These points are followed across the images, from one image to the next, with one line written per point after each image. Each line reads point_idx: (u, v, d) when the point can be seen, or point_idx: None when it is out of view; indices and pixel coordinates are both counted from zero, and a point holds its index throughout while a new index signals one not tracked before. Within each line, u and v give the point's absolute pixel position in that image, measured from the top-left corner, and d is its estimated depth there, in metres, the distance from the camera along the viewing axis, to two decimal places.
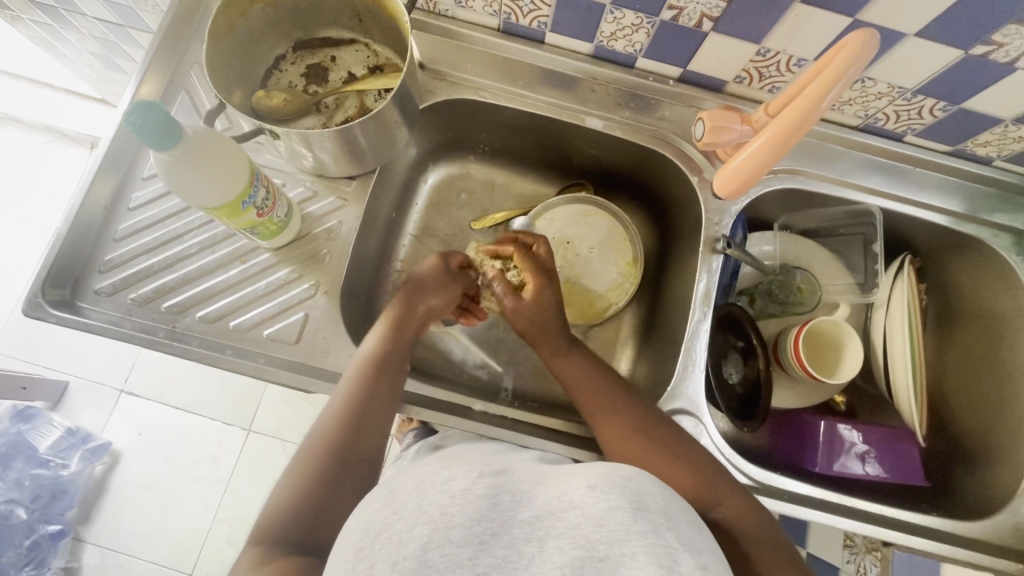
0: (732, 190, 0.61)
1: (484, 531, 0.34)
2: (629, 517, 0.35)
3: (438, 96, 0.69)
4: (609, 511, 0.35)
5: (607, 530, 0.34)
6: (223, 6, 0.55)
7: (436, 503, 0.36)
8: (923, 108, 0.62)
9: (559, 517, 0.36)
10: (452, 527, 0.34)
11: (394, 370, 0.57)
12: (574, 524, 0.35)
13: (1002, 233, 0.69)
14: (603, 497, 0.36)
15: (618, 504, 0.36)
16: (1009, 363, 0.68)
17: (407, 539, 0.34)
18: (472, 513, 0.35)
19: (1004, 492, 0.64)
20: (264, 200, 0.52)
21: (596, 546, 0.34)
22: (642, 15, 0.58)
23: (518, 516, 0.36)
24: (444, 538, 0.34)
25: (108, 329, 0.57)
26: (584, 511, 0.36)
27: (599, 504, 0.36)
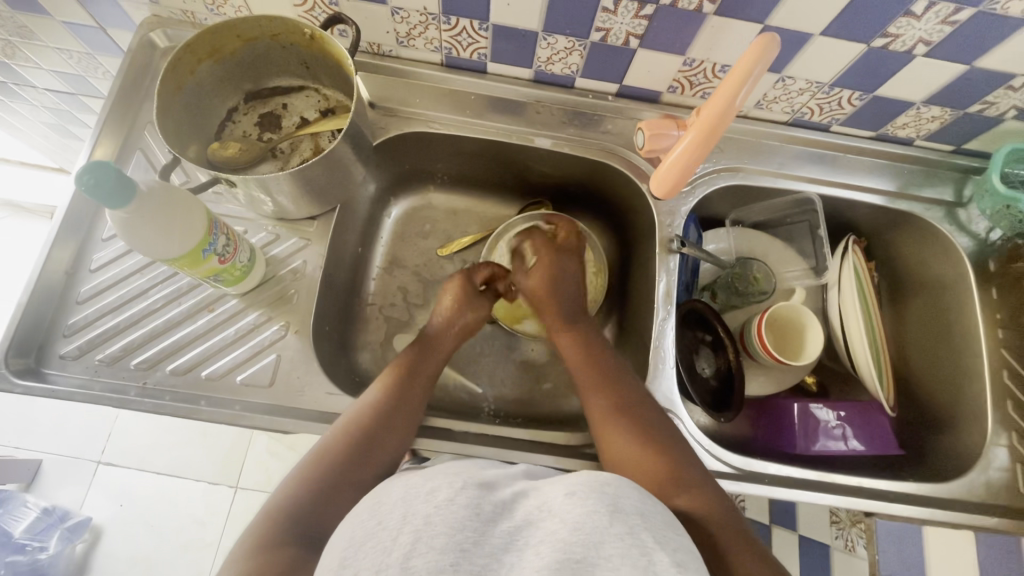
0: (667, 191, 0.66)
1: (467, 539, 0.34)
2: (606, 520, 0.36)
3: (390, 131, 0.72)
4: (587, 515, 0.36)
5: (584, 534, 0.35)
6: (172, 67, 0.57)
7: (422, 511, 0.36)
8: (842, 99, 0.67)
9: (538, 526, 0.37)
10: (436, 535, 0.35)
11: (402, 410, 0.58)
12: (553, 531, 0.36)
13: (934, 207, 0.74)
14: (581, 503, 0.37)
15: (595, 509, 0.37)
16: (961, 327, 0.71)
17: (392, 546, 0.35)
18: (456, 520, 0.35)
19: (972, 451, 0.66)
20: (226, 247, 0.53)
21: (573, 549, 0.34)
22: (573, 40, 0.62)
23: (499, 527, 0.36)
24: (428, 546, 0.34)
25: (78, 393, 0.56)
26: (563, 517, 0.36)
27: (579, 510, 0.37)
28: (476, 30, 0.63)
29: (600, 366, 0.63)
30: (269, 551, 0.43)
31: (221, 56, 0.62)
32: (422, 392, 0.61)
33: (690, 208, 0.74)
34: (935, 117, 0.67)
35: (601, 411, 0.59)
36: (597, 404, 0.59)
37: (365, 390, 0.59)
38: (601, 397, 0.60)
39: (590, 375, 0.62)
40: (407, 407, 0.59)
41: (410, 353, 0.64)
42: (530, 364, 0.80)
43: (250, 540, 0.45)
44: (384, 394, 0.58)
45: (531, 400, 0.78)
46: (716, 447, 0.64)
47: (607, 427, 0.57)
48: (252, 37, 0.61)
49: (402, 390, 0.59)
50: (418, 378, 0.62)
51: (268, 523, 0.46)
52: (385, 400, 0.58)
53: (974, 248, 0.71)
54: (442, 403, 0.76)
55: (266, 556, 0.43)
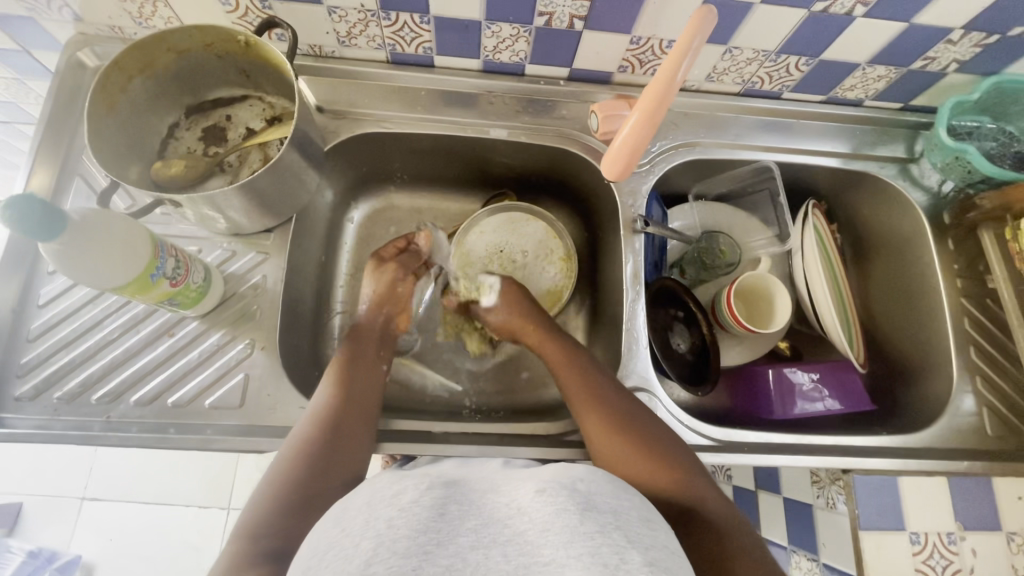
0: (619, 171, 0.62)
1: (430, 541, 0.34)
2: (575, 519, 0.36)
3: (341, 135, 0.70)
4: (555, 515, 0.36)
5: (553, 533, 0.35)
6: (100, 86, 0.55)
7: (383, 516, 0.36)
8: (789, 66, 0.67)
9: (506, 524, 0.37)
10: (398, 539, 0.34)
11: (359, 407, 0.58)
12: (520, 531, 0.36)
13: (888, 164, 0.75)
14: (549, 502, 0.37)
15: (564, 507, 0.37)
16: (923, 280, 0.73)
17: (353, 555, 0.34)
18: (419, 523, 0.35)
19: (941, 399, 0.68)
20: (176, 269, 0.51)
21: (540, 552, 0.34)
22: (517, 27, 0.61)
23: (464, 524, 0.36)
24: (389, 551, 0.33)
25: (36, 434, 0.54)
26: (530, 517, 0.37)
27: (547, 509, 0.37)
28: (418, 24, 0.62)
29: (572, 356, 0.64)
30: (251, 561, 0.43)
31: (154, 70, 0.59)
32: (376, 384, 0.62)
33: (651, 187, 0.74)
34: (882, 76, 0.68)
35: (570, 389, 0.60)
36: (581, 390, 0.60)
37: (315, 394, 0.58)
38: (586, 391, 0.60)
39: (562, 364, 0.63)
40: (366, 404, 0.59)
41: (351, 347, 0.65)
42: (507, 356, 0.80)
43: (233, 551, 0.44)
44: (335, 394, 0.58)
45: (511, 392, 0.78)
46: (695, 421, 0.64)
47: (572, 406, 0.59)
48: (185, 49, 0.59)
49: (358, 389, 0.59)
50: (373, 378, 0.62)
51: (247, 533, 0.46)
52: (339, 398, 0.57)
53: (929, 202, 0.73)
54: (423, 405, 0.75)
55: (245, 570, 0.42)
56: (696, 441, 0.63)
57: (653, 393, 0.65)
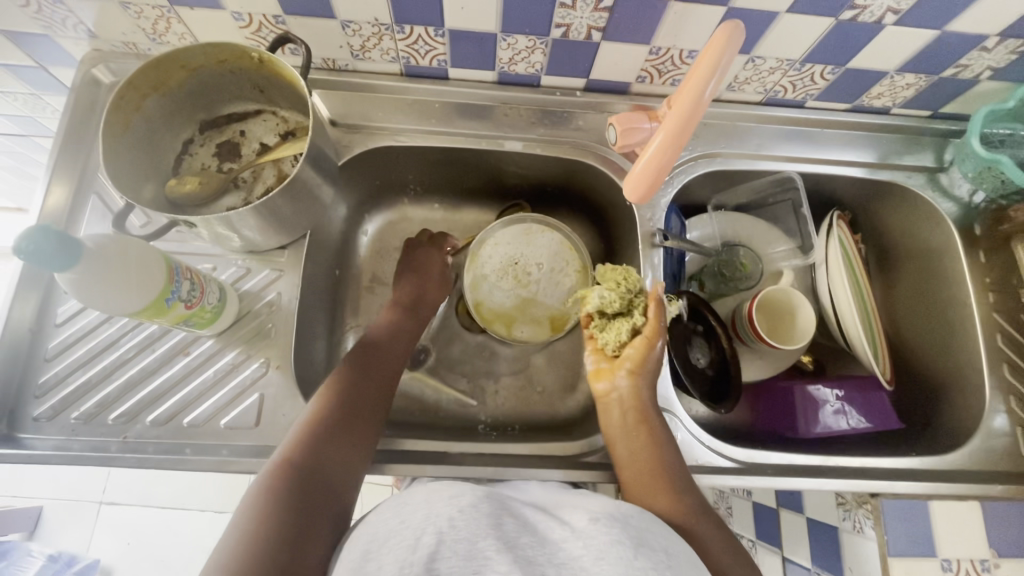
0: (642, 194, 0.59)
1: (490, 549, 0.35)
2: (630, 553, 0.35)
3: (355, 149, 0.69)
4: (610, 544, 0.35)
5: (607, 562, 0.34)
6: (114, 106, 0.55)
7: (439, 525, 0.36)
8: (814, 74, 0.65)
9: (561, 546, 0.36)
10: (460, 539, 0.35)
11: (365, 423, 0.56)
12: (575, 556, 0.35)
13: (915, 174, 0.73)
14: (606, 530, 0.37)
15: (619, 539, 0.36)
16: (953, 294, 0.71)
17: (413, 555, 0.35)
18: (476, 533, 0.36)
19: (973, 418, 0.66)
20: (191, 291, 0.50)
21: None
22: (533, 38, 0.60)
23: (523, 540, 0.36)
24: (451, 551, 0.34)
25: (53, 455, 0.54)
26: (586, 542, 0.36)
27: (602, 536, 0.36)
28: (432, 37, 0.61)
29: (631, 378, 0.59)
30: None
31: (168, 88, 0.59)
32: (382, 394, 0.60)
33: (670, 199, 0.72)
34: (911, 83, 0.66)
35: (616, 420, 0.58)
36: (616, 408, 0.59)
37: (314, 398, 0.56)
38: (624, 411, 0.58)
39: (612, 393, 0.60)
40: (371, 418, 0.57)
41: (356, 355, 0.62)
42: (522, 370, 0.79)
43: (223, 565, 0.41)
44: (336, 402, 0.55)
45: (525, 407, 0.77)
46: (717, 442, 0.63)
47: (621, 438, 0.57)
48: (198, 66, 0.58)
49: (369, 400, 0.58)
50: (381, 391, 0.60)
51: (242, 537, 0.43)
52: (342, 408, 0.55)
53: (959, 213, 0.71)
54: (438, 420, 0.74)
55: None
56: (718, 462, 0.62)
57: (672, 411, 0.64)
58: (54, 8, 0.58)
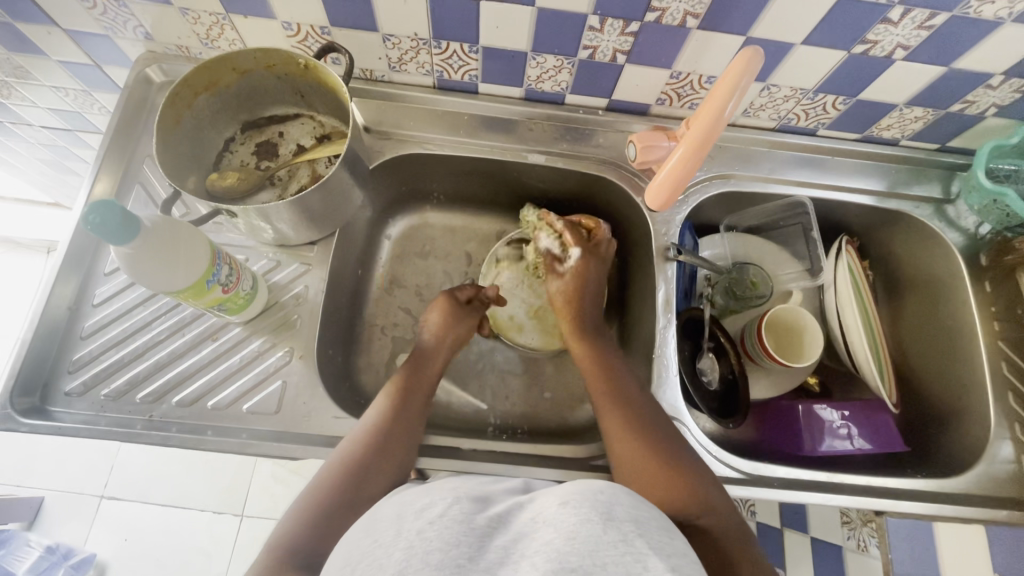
0: (664, 201, 0.66)
1: (463, 555, 0.34)
2: (600, 528, 0.35)
3: (386, 154, 0.73)
4: (581, 524, 0.35)
5: (578, 542, 0.34)
6: (169, 102, 0.58)
7: (414, 527, 0.37)
8: (826, 104, 0.68)
9: (533, 537, 0.36)
10: (431, 551, 0.34)
11: (398, 440, 0.56)
12: (546, 541, 0.35)
13: (923, 204, 0.75)
14: (575, 512, 0.37)
15: (589, 517, 0.36)
16: (958, 321, 0.72)
17: (386, 563, 0.34)
18: (450, 537, 0.35)
19: (977, 443, 0.67)
20: (229, 276, 0.54)
21: (568, 558, 0.33)
22: (561, 58, 0.64)
23: (494, 540, 0.36)
24: (423, 561, 0.33)
25: (84, 429, 0.56)
26: (556, 526, 0.36)
27: (570, 518, 0.36)
28: (467, 53, 0.65)
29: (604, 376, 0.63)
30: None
31: (218, 88, 0.63)
32: (419, 414, 0.60)
33: (685, 216, 0.75)
34: (919, 117, 0.69)
35: (614, 431, 0.57)
36: (604, 401, 0.60)
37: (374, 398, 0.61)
38: (613, 403, 0.60)
39: (603, 392, 0.61)
40: (400, 436, 0.57)
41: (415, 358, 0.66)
42: (532, 377, 0.80)
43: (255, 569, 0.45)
44: (387, 416, 0.58)
45: (534, 413, 0.78)
46: (723, 453, 0.64)
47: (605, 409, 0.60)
48: (247, 69, 0.62)
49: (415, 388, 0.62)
50: (422, 376, 0.64)
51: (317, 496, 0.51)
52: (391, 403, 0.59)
53: (965, 243, 0.73)
54: (447, 421, 0.76)
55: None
56: (724, 473, 0.63)
57: (679, 420, 0.65)
58: (117, 11, 0.62)
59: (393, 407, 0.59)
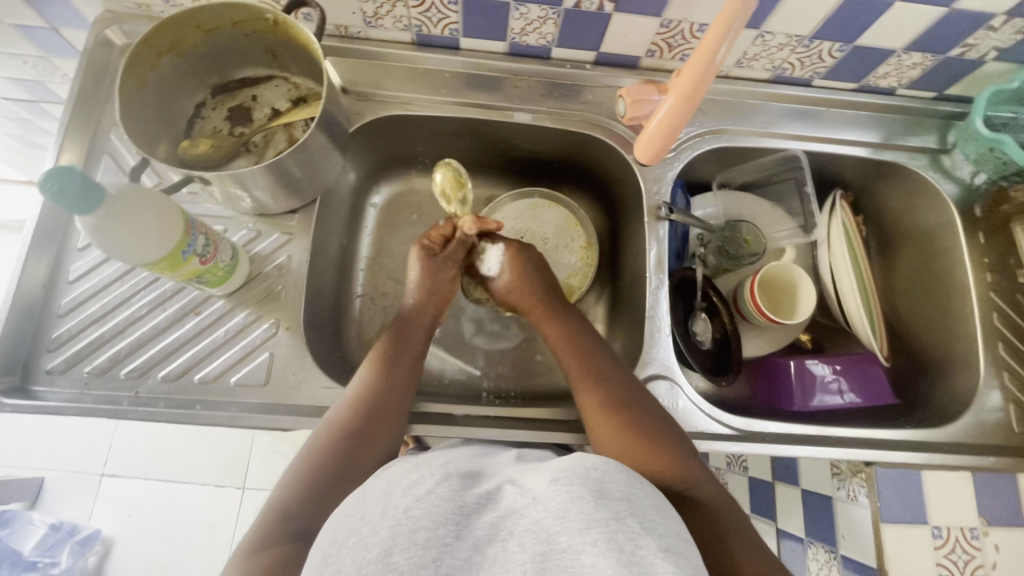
0: (658, 145, 0.63)
1: (449, 534, 0.34)
2: (590, 506, 0.35)
3: (366, 117, 0.70)
4: (570, 502, 0.35)
5: (568, 521, 0.34)
6: (131, 63, 0.55)
7: (401, 505, 0.36)
8: (822, 52, 0.66)
9: (522, 514, 0.36)
10: (418, 530, 0.34)
11: (387, 407, 0.56)
12: (536, 519, 0.35)
13: (919, 155, 0.73)
14: (564, 490, 0.36)
15: (579, 494, 0.36)
16: (951, 273, 0.72)
17: (372, 542, 0.33)
18: (439, 514, 0.35)
19: (966, 394, 0.68)
20: (206, 246, 0.53)
21: (556, 539, 0.33)
22: (545, 8, 0.60)
23: (481, 517, 0.36)
24: (408, 542, 0.33)
25: (67, 407, 0.55)
26: (546, 505, 0.35)
27: (560, 496, 0.36)
28: (445, 5, 0.61)
29: (597, 363, 0.60)
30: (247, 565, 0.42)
31: (183, 48, 0.59)
32: (407, 380, 0.59)
33: (677, 174, 0.73)
34: (917, 63, 0.66)
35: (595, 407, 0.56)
36: (585, 377, 0.59)
37: (361, 365, 0.59)
38: (591, 382, 0.58)
39: (581, 366, 0.60)
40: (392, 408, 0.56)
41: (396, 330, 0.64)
42: (525, 341, 0.80)
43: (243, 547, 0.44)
44: (376, 383, 0.57)
45: (528, 377, 0.78)
46: (716, 410, 0.64)
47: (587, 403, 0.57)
48: (213, 27, 0.59)
49: (406, 358, 0.61)
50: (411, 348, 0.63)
51: (315, 462, 0.50)
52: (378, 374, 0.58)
53: (961, 193, 0.72)
54: (441, 388, 0.75)
55: (254, 561, 0.43)
56: (718, 430, 0.63)
57: (674, 380, 0.65)
58: None
59: (382, 375, 0.58)
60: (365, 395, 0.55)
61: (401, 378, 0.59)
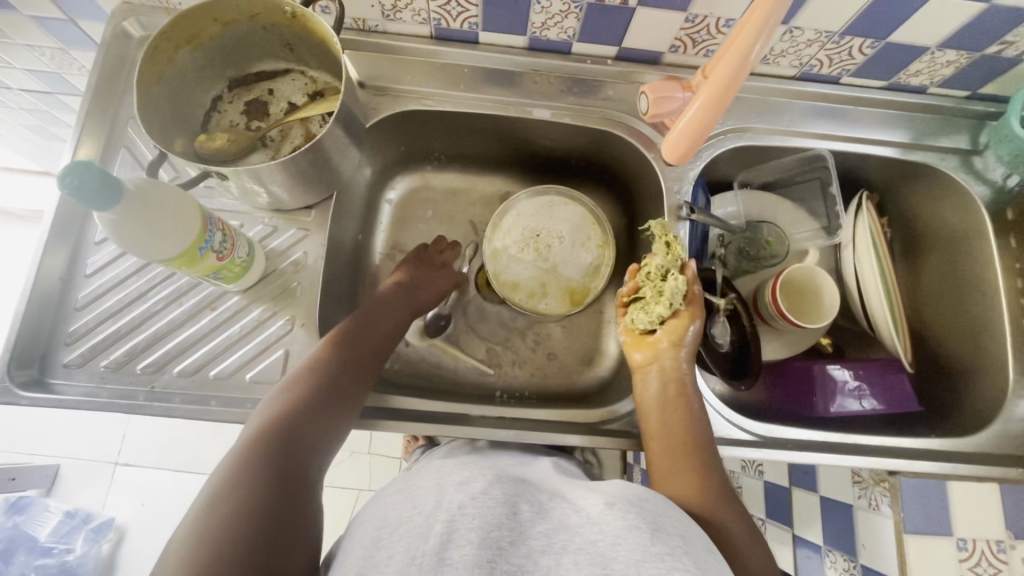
0: (684, 147, 0.62)
1: (505, 537, 0.35)
2: (647, 538, 0.34)
3: (382, 112, 0.69)
4: (626, 530, 0.35)
5: (624, 549, 0.34)
6: (149, 56, 0.55)
7: (455, 500, 0.37)
8: (852, 48, 0.64)
9: (577, 532, 0.36)
10: (473, 528, 0.35)
11: (345, 386, 0.55)
12: (591, 540, 0.35)
13: (949, 156, 0.71)
14: (621, 516, 0.36)
15: (635, 524, 0.35)
16: (978, 277, 0.70)
17: (427, 533, 0.35)
18: (494, 517, 0.36)
19: (993, 403, 0.66)
20: (223, 242, 0.52)
21: (612, 565, 0.33)
22: (567, 2, 0.59)
23: (536, 526, 0.36)
24: (466, 536, 0.34)
25: (84, 401, 0.55)
26: (602, 528, 0.35)
27: (618, 523, 0.35)
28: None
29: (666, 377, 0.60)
30: (219, 518, 0.41)
31: (200, 41, 0.59)
32: (369, 363, 0.59)
33: (698, 173, 0.71)
34: (951, 61, 0.64)
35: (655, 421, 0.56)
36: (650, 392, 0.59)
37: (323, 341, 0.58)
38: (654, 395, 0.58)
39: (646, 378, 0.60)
40: (357, 383, 0.57)
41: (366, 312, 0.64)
42: (540, 340, 0.79)
43: (204, 499, 0.43)
44: (339, 360, 0.57)
45: (542, 377, 0.77)
46: (736, 415, 0.63)
47: (660, 414, 0.57)
48: (231, 20, 0.58)
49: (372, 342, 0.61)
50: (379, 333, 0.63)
51: (263, 433, 0.48)
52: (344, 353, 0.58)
53: (991, 196, 0.69)
54: (454, 387, 0.75)
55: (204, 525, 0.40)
56: (737, 435, 0.62)
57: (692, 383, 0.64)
58: None
59: (346, 354, 0.58)
60: (324, 371, 0.55)
61: (364, 359, 0.59)
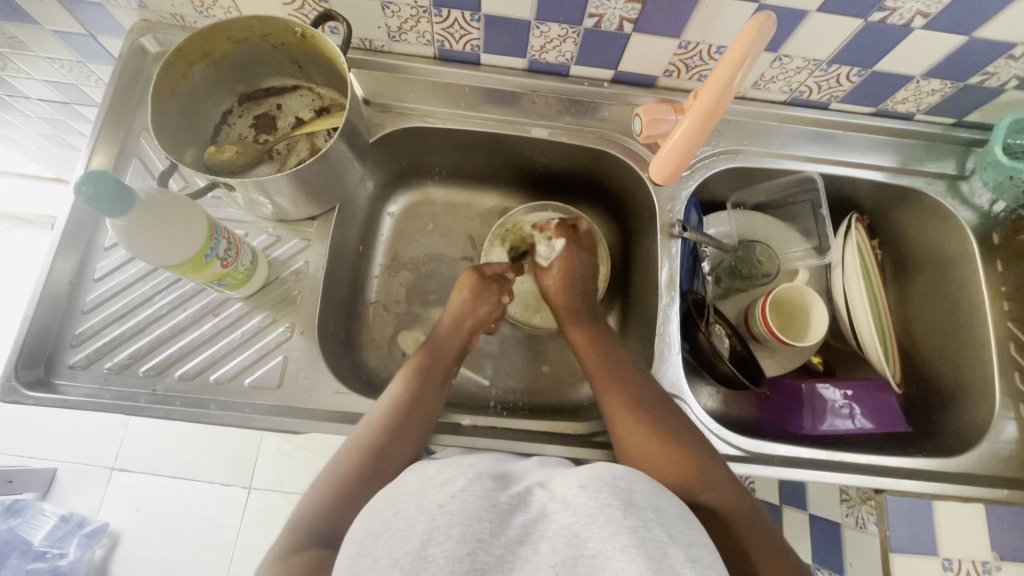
0: (673, 167, 0.64)
1: (484, 529, 0.34)
2: (619, 513, 0.35)
3: (386, 128, 0.71)
4: (600, 508, 0.35)
5: (597, 526, 0.34)
6: (164, 72, 0.57)
7: (436, 500, 0.36)
8: (840, 76, 0.66)
9: (552, 518, 0.36)
10: (453, 524, 0.34)
11: (415, 419, 0.57)
12: (566, 523, 0.35)
13: (936, 181, 0.73)
14: (594, 496, 0.36)
15: (608, 501, 0.36)
16: (965, 299, 0.71)
17: (409, 535, 0.34)
18: (473, 511, 0.35)
19: (980, 424, 0.67)
20: (228, 250, 0.54)
21: (586, 544, 0.34)
22: (565, 27, 0.61)
23: (514, 519, 0.36)
24: (445, 535, 0.34)
25: (88, 401, 0.56)
26: (576, 510, 0.36)
27: (591, 502, 0.36)
28: (468, 22, 0.62)
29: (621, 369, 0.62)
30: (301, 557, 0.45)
31: (212, 59, 0.62)
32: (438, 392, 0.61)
33: (690, 192, 0.73)
34: (936, 89, 0.66)
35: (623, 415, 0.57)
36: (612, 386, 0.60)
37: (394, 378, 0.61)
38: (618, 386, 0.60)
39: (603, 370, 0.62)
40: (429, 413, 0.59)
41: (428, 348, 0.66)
42: (534, 353, 0.81)
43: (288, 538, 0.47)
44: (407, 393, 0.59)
45: (536, 390, 0.78)
46: (724, 430, 0.64)
47: (606, 392, 0.60)
48: (242, 39, 0.61)
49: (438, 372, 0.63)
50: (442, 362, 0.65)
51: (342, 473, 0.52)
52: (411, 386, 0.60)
53: (978, 221, 0.71)
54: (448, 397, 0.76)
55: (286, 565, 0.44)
56: (725, 450, 0.63)
57: (681, 398, 0.65)
58: None
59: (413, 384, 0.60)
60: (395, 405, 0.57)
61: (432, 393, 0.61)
